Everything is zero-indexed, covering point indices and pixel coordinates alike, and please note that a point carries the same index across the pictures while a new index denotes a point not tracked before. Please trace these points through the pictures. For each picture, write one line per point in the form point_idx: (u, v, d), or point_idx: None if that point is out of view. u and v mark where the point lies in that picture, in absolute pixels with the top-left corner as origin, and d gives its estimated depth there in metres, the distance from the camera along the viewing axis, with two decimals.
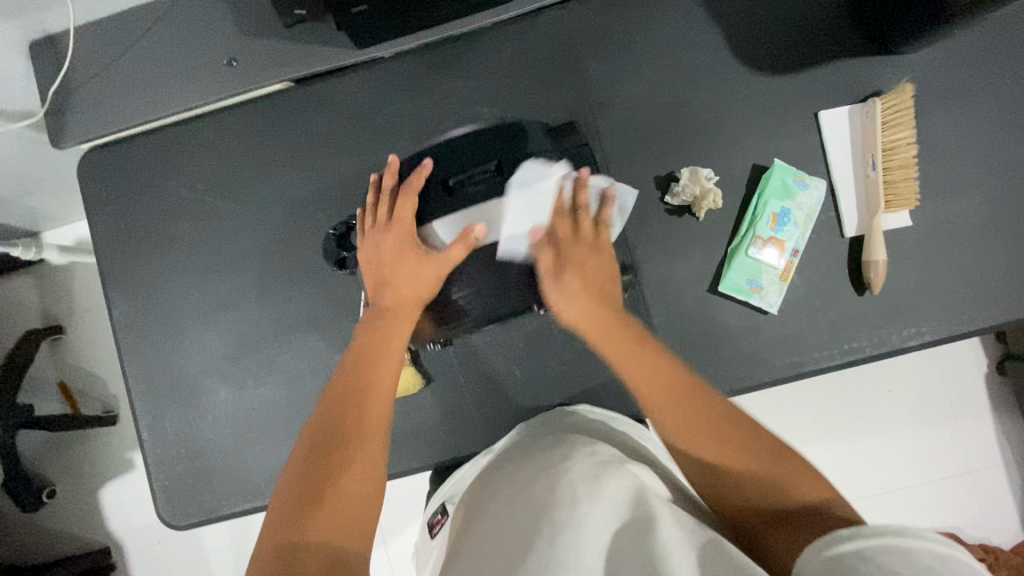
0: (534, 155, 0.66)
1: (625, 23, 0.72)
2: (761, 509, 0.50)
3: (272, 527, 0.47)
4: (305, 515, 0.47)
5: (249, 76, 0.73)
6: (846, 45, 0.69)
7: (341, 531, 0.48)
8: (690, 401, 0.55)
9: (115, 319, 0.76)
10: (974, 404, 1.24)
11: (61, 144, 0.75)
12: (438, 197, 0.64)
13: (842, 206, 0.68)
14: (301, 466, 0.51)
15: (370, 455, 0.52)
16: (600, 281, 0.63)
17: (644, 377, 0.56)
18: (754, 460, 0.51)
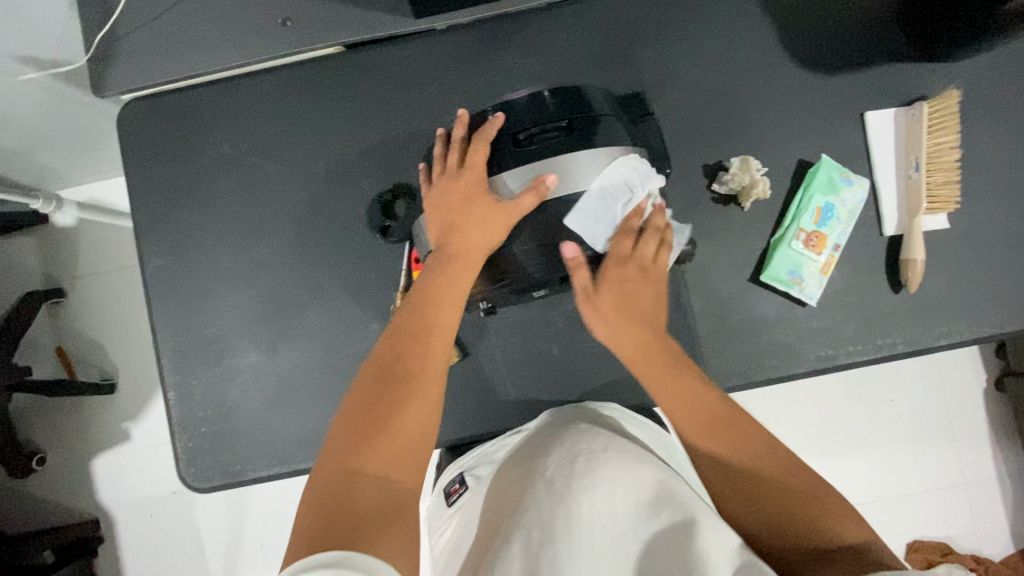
0: (603, 117, 0.61)
1: (682, 13, 0.73)
2: (804, 545, 0.48)
3: (334, 453, 0.50)
4: (363, 449, 0.50)
5: (303, 38, 0.72)
6: (892, 51, 0.71)
7: (393, 470, 0.50)
8: (727, 437, 0.56)
9: (147, 275, 0.75)
10: (972, 418, 1.27)
11: (103, 92, 0.73)
12: (506, 150, 0.62)
13: (883, 205, 0.70)
14: (360, 401, 0.53)
15: (426, 401, 0.54)
16: (637, 303, 0.63)
17: (692, 412, 0.58)
18: (790, 495, 0.51)
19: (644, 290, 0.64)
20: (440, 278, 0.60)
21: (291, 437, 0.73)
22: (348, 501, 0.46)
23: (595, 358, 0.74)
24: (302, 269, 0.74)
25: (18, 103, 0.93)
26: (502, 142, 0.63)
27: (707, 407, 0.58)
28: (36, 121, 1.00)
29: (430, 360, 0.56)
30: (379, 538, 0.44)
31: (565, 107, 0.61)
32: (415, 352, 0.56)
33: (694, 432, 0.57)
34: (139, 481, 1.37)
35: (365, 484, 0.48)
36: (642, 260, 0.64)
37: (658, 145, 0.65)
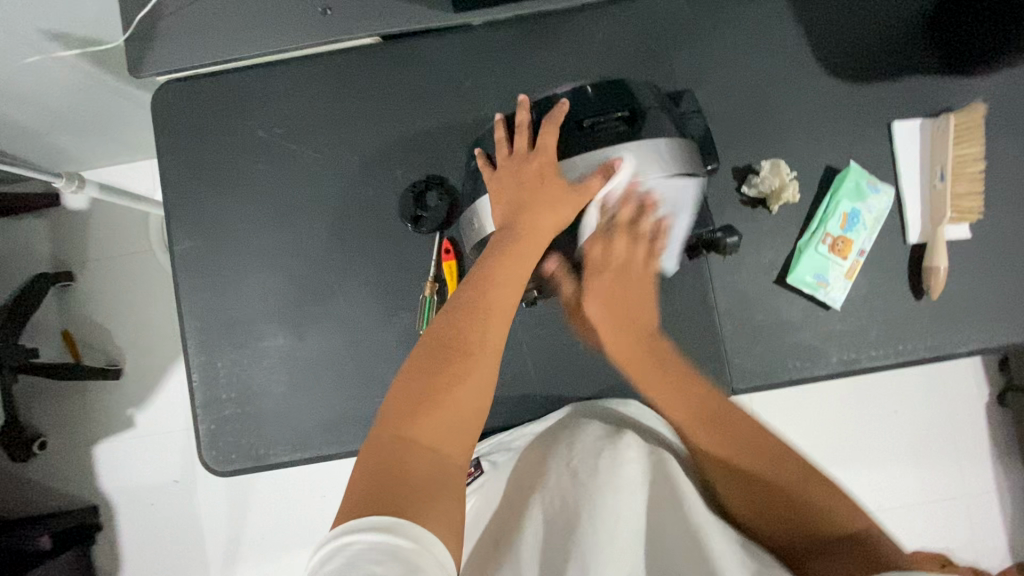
0: (651, 113, 0.64)
1: (717, 18, 0.74)
2: (795, 531, 0.55)
3: (386, 424, 0.53)
4: (416, 419, 0.53)
5: (341, 26, 0.72)
6: (920, 64, 0.72)
7: (445, 441, 0.53)
8: (717, 429, 0.61)
9: (176, 255, 0.75)
10: (976, 431, 1.28)
11: (141, 72, 0.72)
12: (574, 135, 0.65)
13: (908, 213, 0.71)
14: (413, 374, 0.55)
15: (482, 379, 0.56)
16: (626, 299, 0.69)
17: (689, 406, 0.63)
18: (780, 484, 0.57)
19: (630, 287, 0.69)
20: (501, 257, 0.61)
21: (315, 422, 0.73)
22: (400, 470, 0.50)
23: None
24: (331, 256, 0.74)
25: (45, 82, 0.93)
26: (568, 128, 0.66)
27: (698, 401, 0.63)
28: (60, 101, 0.99)
29: (487, 337, 0.58)
30: (429, 507, 0.47)
31: (619, 99, 0.64)
32: (474, 329, 0.58)
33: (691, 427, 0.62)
34: (141, 468, 1.35)
35: (417, 454, 0.51)
36: (623, 258, 0.69)
37: (705, 141, 0.68)
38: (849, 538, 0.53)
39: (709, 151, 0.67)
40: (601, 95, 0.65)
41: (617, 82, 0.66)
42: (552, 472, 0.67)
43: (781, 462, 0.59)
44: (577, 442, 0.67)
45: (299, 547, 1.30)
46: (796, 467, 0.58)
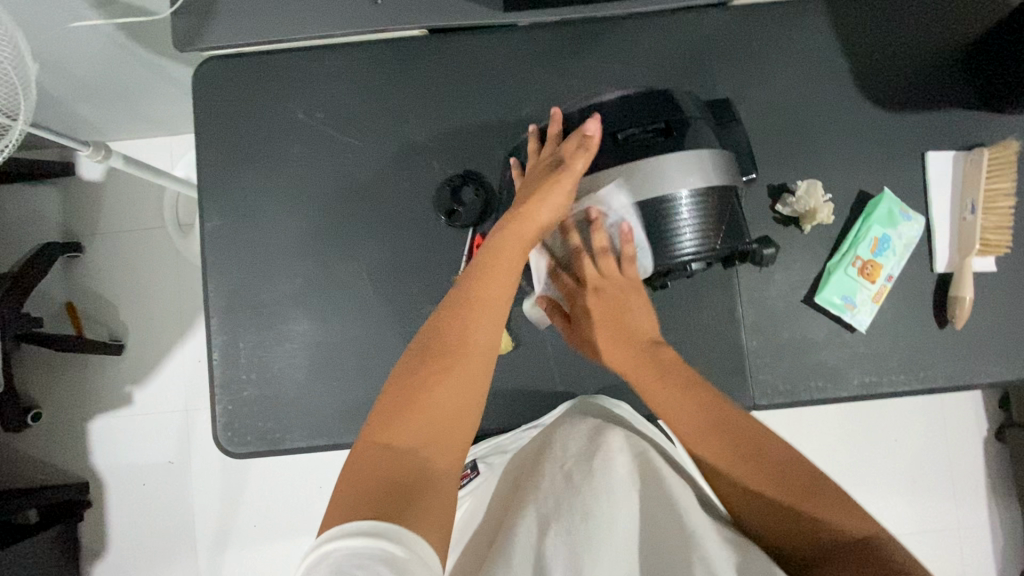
0: (691, 124, 0.63)
1: (763, 39, 0.75)
2: (814, 544, 0.53)
3: (374, 426, 0.52)
4: (402, 416, 0.52)
5: (391, 16, 0.72)
6: (957, 97, 0.74)
7: (431, 445, 0.52)
8: (735, 438, 0.58)
9: (207, 233, 0.75)
10: (977, 467, 1.26)
11: (188, 47, 0.72)
12: (607, 149, 0.63)
13: (936, 242, 0.72)
14: (401, 376, 0.55)
15: (467, 377, 0.55)
16: (624, 321, 0.68)
17: (688, 419, 0.60)
18: (796, 492, 0.55)
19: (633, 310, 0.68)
20: (490, 258, 0.61)
21: (333, 410, 0.72)
22: (391, 476, 0.48)
23: None
24: (363, 244, 0.74)
25: (80, 48, 0.92)
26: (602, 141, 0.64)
27: (709, 412, 0.60)
28: (90, 71, 0.99)
29: (467, 332, 0.57)
30: (420, 509, 0.46)
31: (659, 110, 0.63)
32: (461, 326, 0.57)
33: (695, 440, 0.59)
34: (135, 447, 1.33)
35: (405, 455, 0.50)
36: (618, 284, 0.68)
37: (744, 151, 0.67)
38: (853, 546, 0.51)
39: (748, 164, 0.67)
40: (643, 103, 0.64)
41: (658, 94, 0.65)
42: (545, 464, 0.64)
43: (782, 462, 0.57)
44: (568, 440, 0.66)
45: (291, 537, 1.28)
46: (802, 476, 0.56)
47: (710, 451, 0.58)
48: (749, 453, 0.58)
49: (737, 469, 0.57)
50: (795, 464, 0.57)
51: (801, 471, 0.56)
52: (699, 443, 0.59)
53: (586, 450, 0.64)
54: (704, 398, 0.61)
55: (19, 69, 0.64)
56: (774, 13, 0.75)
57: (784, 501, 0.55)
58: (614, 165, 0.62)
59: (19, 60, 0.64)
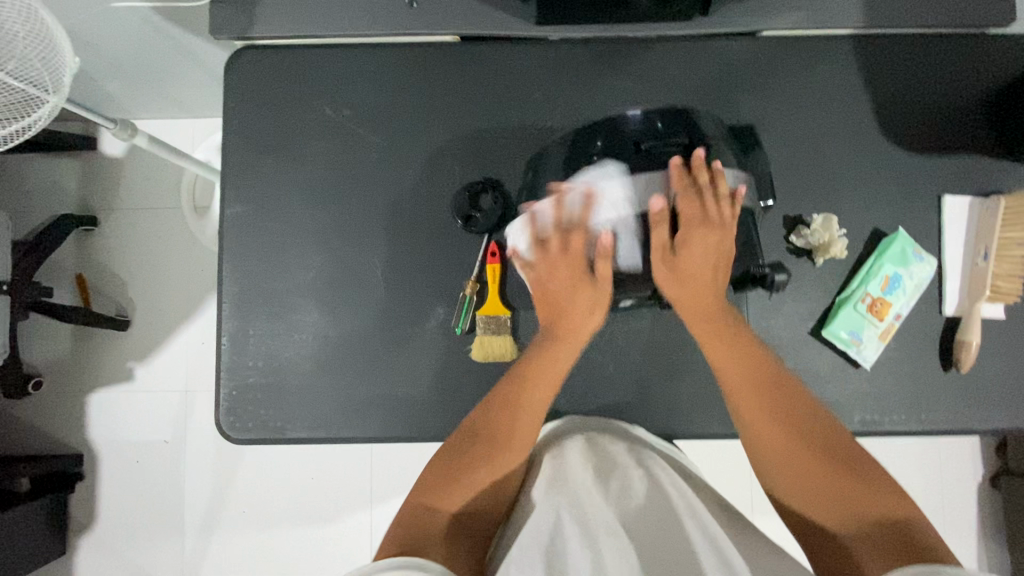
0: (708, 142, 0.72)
1: (790, 70, 0.75)
2: (877, 523, 0.56)
3: (422, 489, 0.64)
4: (444, 493, 0.63)
5: (425, 20, 0.73)
6: (978, 144, 0.74)
7: (466, 517, 0.63)
8: (790, 426, 0.63)
9: (226, 218, 0.76)
10: (971, 514, 1.25)
11: (224, 35, 0.73)
12: (632, 152, 0.70)
13: (946, 286, 0.73)
14: (453, 445, 0.66)
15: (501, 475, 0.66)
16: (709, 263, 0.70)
17: (752, 395, 0.64)
18: (845, 484, 0.60)
19: (709, 253, 0.70)
20: (538, 356, 0.69)
21: (336, 404, 0.73)
22: (423, 525, 0.60)
23: (649, 382, 0.73)
24: (379, 242, 0.75)
25: (117, 29, 0.93)
26: (626, 146, 0.71)
27: (773, 391, 0.64)
28: (123, 50, 1.00)
29: (513, 429, 0.66)
30: (452, 549, 0.59)
31: (680, 128, 0.72)
32: (512, 412, 0.66)
33: (758, 423, 0.64)
34: (131, 423, 1.33)
35: (447, 519, 0.62)
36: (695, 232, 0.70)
37: (765, 176, 0.72)
38: (898, 528, 0.55)
39: (765, 188, 0.71)
40: (661, 125, 0.73)
41: (681, 113, 0.73)
42: (556, 466, 0.67)
43: (837, 447, 0.62)
44: (583, 447, 0.68)
45: (279, 526, 1.29)
46: (852, 463, 0.61)
47: (771, 442, 0.63)
48: (811, 446, 0.62)
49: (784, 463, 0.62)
50: (844, 451, 0.61)
51: (852, 459, 0.61)
52: (762, 437, 0.63)
53: (600, 457, 0.67)
54: (773, 384, 0.64)
55: (52, 68, 0.65)
56: (803, 46, 0.76)
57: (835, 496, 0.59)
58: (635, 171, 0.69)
59: (55, 68, 0.66)
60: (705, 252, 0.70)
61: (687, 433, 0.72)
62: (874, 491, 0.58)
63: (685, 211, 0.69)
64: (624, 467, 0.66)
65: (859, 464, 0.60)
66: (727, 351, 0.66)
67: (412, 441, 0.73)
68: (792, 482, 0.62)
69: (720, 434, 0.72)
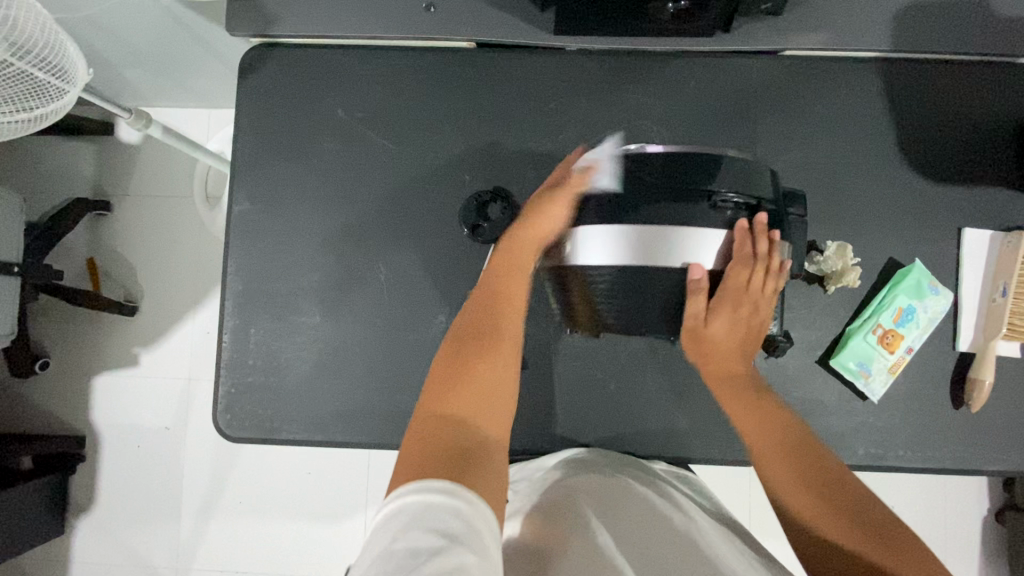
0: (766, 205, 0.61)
1: (811, 92, 0.74)
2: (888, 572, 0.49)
3: (426, 405, 0.55)
4: (448, 399, 0.55)
5: (441, 25, 0.72)
6: (1001, 177, 0.72)
7: (480, 416, 0.55)
8: (806, 460, 0.59)
9: (233, 215, 0.75)
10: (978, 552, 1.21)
11: (239, 33, 0.73)
12: (701, 208, 0.58)
13: (962, 321, 0.71)
14: (448, 369, 0.59)
15: (501, 373, 0.60)
16: (743, 320, 0.66)
17: (768, 427, 0.62)
18: (857, 523, 0.53)
19: (750, 316, 0.66)
20: (516, 272, 0.66)
21: (334, 408, 0.73)
22: (450, 430, 0.51)
23: (651, 403, 0.72)
24: (384, 248, 0.74)
25: (135, 19, 0.94)
26: (697, 199, 0.58)
27: (789, 430, 0.61)
28: (141, 39, 1.00)
29: (495, 357, 0.61)
30: (487, 460, 0.50)
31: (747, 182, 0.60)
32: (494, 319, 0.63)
33: (771, 455, 0.61)
34: (134, 409, 1.34)
35: (474, 425, 0.54)
36: (745, 292, 0.64)
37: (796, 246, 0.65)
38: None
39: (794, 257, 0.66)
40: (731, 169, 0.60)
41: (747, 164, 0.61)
42: (568, 484, 0.62)
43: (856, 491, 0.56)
44: (602, 470, 0.65)
45: (274, 519, 1.29)
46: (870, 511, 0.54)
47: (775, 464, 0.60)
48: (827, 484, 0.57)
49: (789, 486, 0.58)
50: (863, 498, 0.56)
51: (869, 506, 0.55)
52: (767, 462, 0.61)
53: (622, 479, 0.64)
54: (790, 424, 0.62)
55: (58, 71, 0.66)
56: (826, 68, 0.74)
57: (845, 533, 0.53)
58: (697, 228, 0.59)
59: (61, 73, 0.66)
60: (749, 311, 0.65)
61: (687, 456, 0.71)
62: (887, 537, 0.52)
63: (735, 279, 0.62)
64: (648, 494, 0.62)
65: (878, 516, 0.54)
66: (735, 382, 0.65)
67: None
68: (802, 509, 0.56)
69: (720, 460, 0.71)
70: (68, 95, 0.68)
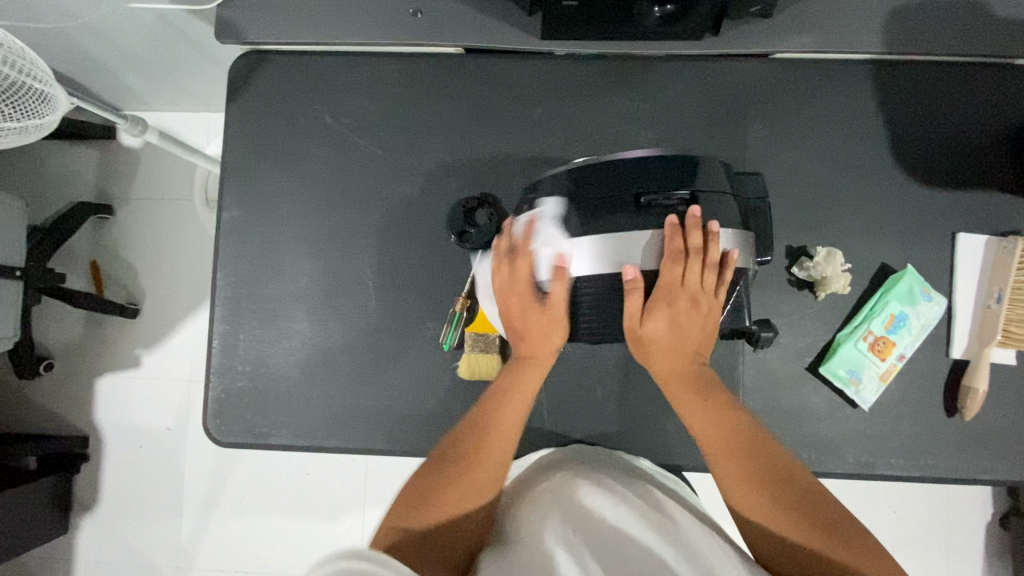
0: (705, 194, 0.60)
1: (801, 96, 0.73)
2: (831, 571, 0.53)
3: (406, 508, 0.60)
4: (421, 511, 0.59)
5: (428, 32, 0.72)
6: (997, 181, 0.71)
7: (453, 535, 0.59)
8: (760, 455, 0.59)
9: (223, 222, 0.76)
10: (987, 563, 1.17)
11: (228, 41, 0.73)
12: (628, 210, 0.58)
13: (956, 328, 0.70)
14: (432, 475, 0.61)
15: (480, 489, 0.61)
16: (686, 321, 0.63)
17: (717, 420, 0.61)
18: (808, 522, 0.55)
19: (692, 316, 0.62)
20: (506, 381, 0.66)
21: (321, 413, 0.73)
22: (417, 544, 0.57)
23: (637, 408, 0.71)
24: (371, 254, 0.75)
25: (130, 26, 0.95)
26: (625, 202, 0.58)
27: (738, 421, 0.61)
28: (137, 46, 1.01)
29: (482, 467, 0.62)
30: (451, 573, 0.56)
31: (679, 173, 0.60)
32: (476, 443, 0.63)
33: (724, 449, 0.60)
34: (136, 410, 1.36)
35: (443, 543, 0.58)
36: (683, 287, 0.61)
37: (766, 236, 0.65)
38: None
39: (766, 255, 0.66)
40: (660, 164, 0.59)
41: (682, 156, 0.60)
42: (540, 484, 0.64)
43: (807, 484, 0.58)
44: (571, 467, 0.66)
45: (272, 520, 1.30)
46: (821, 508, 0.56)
47: (737, 471, 0.59)
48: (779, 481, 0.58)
49: (771, 509, 0.57)
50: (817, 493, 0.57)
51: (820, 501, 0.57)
52: (742, 495, 0.59)
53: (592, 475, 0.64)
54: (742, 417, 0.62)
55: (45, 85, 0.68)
56: (817, 71, 0.73)
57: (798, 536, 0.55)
58: (635, 230, 0.58)
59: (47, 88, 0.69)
60: (693, 311, 0.62)
61: (674, 463, 0.71)
62: (837, 538, 0.54)
63: (667, 276, 0.60)
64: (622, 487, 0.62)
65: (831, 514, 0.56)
66: (677, 375, 0.63)
67: (396, 454, 0.73)
68: (753, 508, 0.58)
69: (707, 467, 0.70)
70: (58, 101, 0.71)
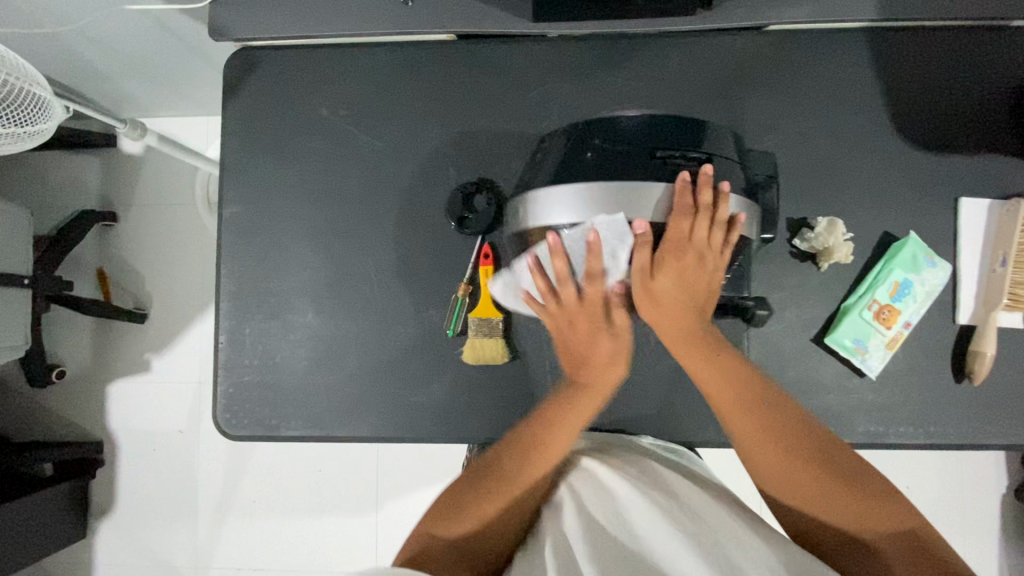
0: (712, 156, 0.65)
1: (797, 66, 0.72)
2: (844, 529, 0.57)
3: (433, 515, 0.63)
4: (452, 521, 0.62)
5: (420, 19, 0.72)
6: (998, 144, 0.70)
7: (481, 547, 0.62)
8: (772, 423, 0.60)
9: (225, 218, 0.77)
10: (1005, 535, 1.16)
11: (222, 39, 0.74)
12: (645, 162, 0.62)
13: (961, 293, 0.69)
14: (472, 488, 0.64)
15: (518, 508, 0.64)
16: (692, 277, 0.66)
17: (729, 389, 0.62)
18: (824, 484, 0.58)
19: (697, 271, 0.66)
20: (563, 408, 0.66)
21: (330, 403, 0.74)
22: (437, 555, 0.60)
23: (643, 387, 0.71)
24: (373, 244, 0.75)
25: (126, 30, 0.95)
26: (643, 156, 0.63)
27: (749, 388, 0.62)
28: (134, 51, 1.02)
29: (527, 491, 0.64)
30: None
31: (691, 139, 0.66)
32: (525, 466, 0.64)
33: (738, 418, 0.61)
34: (148, 413, 1.37)
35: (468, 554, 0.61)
36: (689, 243, 0.65)
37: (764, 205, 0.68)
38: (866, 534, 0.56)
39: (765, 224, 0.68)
40: (674, 129, 0.65)
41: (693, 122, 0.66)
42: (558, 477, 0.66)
43: (821, 444, 0.59)
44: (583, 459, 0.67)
45: (287, 517, 1.31)
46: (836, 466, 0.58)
47: (751, 436, 0.60)
48: (793, 445, 0.59)
49: (788, 473, 0.59)
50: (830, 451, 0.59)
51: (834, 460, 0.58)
52: (759, 460, 0.60)
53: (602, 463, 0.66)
54: (753, 385, 0.62)
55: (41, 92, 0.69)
56: (813, 42, 0.72)
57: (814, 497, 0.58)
58: (648, 180, 0.62)
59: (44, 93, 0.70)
60: (698, 267, 0.66)
61: (682, 440, 0.71)
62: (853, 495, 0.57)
63: (674, 231, 0.64)
64: (631, 472, 0.64)
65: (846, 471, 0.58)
66: (686, 335, 0.65)
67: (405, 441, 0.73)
68: (770, 475, 0.60)
69: (715, 442, 0.70)
70: (53, 107, 0.72)
